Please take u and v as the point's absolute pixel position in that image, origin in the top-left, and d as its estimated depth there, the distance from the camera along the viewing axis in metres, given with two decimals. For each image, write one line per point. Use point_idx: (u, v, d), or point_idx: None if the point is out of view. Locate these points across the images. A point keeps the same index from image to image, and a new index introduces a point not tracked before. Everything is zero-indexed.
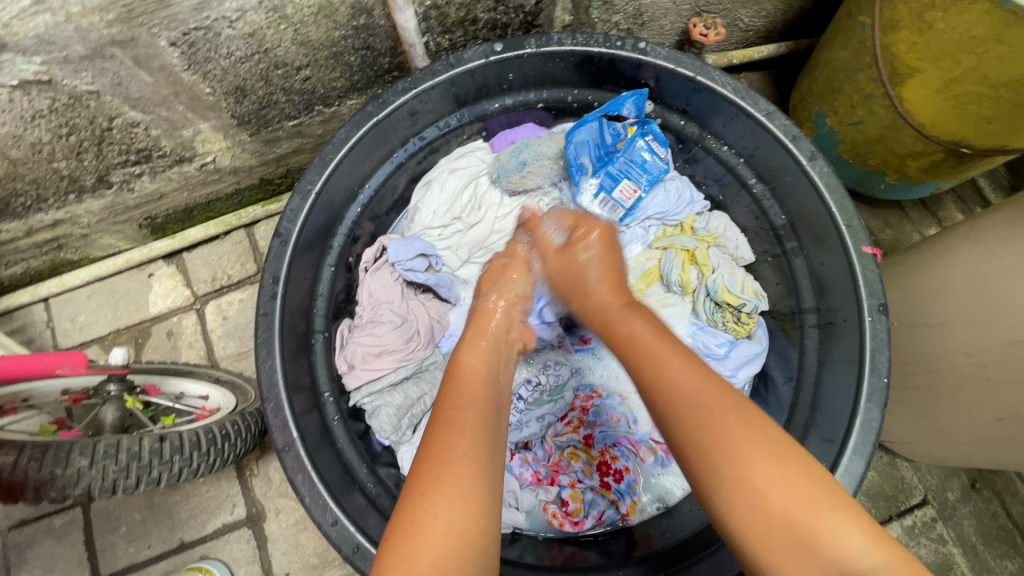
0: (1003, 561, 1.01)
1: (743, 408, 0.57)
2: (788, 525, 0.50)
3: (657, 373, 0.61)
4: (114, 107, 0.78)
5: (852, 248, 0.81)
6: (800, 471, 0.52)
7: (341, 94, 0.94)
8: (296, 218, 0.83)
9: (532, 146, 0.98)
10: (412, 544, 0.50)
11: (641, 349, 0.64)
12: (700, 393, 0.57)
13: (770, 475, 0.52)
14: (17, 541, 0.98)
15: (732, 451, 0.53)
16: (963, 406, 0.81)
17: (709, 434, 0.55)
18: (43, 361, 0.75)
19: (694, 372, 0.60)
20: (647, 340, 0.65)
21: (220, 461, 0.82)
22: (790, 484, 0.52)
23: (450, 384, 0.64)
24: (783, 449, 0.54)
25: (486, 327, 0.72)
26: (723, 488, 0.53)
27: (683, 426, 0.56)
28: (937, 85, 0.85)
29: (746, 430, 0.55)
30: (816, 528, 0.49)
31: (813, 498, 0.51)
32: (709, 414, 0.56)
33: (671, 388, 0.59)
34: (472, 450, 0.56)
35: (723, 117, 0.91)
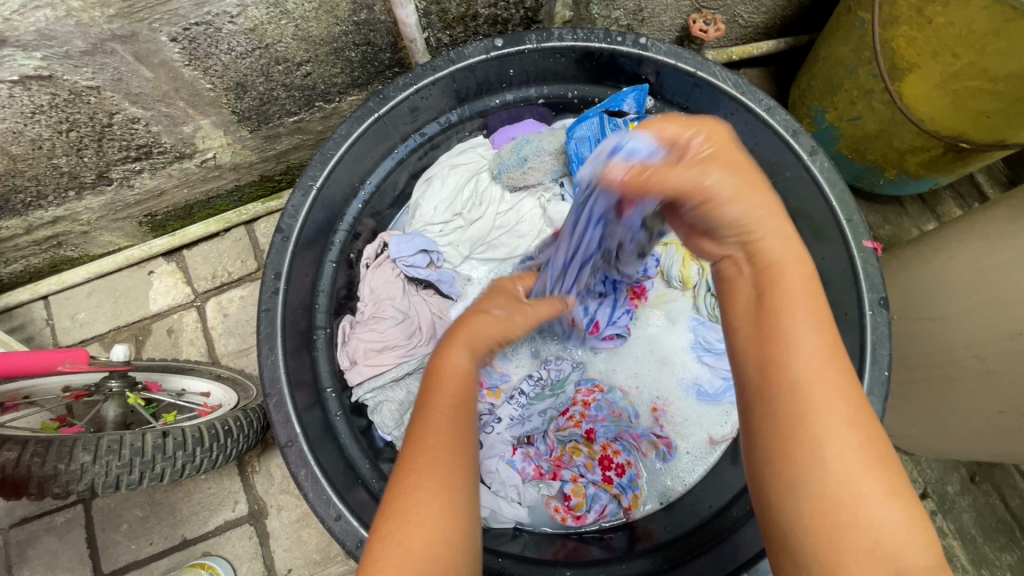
0: (1003, 553, 1.02)
1: (862, 405, 0.49)
2: (874, 535, 0.45)
3: (784, 348, 0.51)
4: (114, 102, 0.78)
5: (853, 243, 0.81)
6: (897, 486, 0.47)
7: (341, 90, 0.94)
8: (298, 214, 0.83)
9: (533, 141, 0.98)
10: (405, 530, 0.49)
11: (772, 314, 0.52)
12: (829, 383, 0.49)
13: (868, 483, 0.46)
14: (19, 539, 0.98)
15: (839, 450, 0.47)
16: (962, 399, 0.82)
17: (820, 429, 0.48)
18: (45, 358, 0.75)
19: (824, 363, 0.50)
20: (787, 306, 0.52)
21: (223, 457, 0.82)
22: (889, 498, 0.46)
23: (431, 383, 0.59)
24: (885, 459, 0.48)
25: (471, 309, 0.66)
26: (813, 482, 0.47)
27: (796, 409, 0.49)
28: (936, 81, 0.85)
29: (862, 433, 0.48)
30: (900, 545, 0.45)
31: (904, 515, 0.46)
32: (828, 407, 0.48)
33: (795, 375, 0.50)
34: (455, 433, 0.54)
35: (723, 113, 0.92)
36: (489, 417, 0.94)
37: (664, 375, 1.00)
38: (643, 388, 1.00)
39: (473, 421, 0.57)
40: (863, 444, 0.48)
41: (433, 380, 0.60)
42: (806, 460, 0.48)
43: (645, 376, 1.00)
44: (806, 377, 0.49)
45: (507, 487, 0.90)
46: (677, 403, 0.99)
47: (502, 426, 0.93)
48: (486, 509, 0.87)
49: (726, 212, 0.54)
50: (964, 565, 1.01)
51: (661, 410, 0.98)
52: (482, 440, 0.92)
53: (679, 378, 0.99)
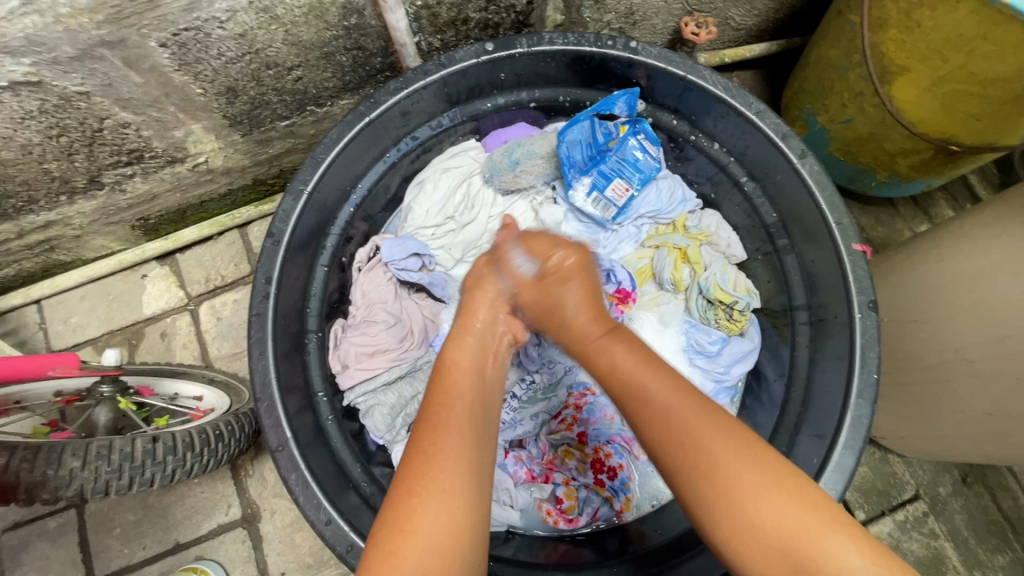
0: (995, 555, 1.02)
1: (724, 426, 0.57)
2: (781, 542, 0.51)
3: (641, 406, 0.60)
4: (104, 107, 0.78)
5: (842, 246, 0.81)
6: (789, 489, 0.54)
7: (333, 94, 0.94)
8: (289, 218, 0.83)
9: (525, 145, 0.98)
10: (400, 542, 0.51)
11: (623, 378, 0.62)
12: (688, 415, 0.57)
13: (756, 496, 0.53)
14: (12, 543, 0.98)
15: (724, 471, 0.54)
16: (952, 401, 0.82)
17: (700, 458, 0.55)
18: (34, 363, 0.75)
19: (687, 408, 0.58)
20: (631, 371, 0.62)
21: (214, 461, 0.82)
22: (781, 498, 0.53)
23: (440, 381, 0.63)
24: (772, 467, 0.55)
25: (471, 319, 0.69)
26: (717, 512, 0.54)
27: (674, 455, 0.56)
28: (925, 83, 0.86)
29: (737, 451, 0.55)
30: (811, 544, 0.51)
31: (803, 514, 0.52)
32: (709, 445, 0.56)
33: (663, 420, 0.58)
34: (454, 449, 0.56)
35: (713, 116, 0.92)
36: None
37: None
38: None
39: (484, 434, 0.60)
40: (745, 460, 0.55)
41: (436, 392, 0.62)
42: (701, 493, 0.54)
43: None
44: (679, 417, 0.58)
45: (499, 490, 0.90)
46: None
47: None
48: None
49: (565, 289, 0.71)
50: (956, 567, 1.01)
51: None
52: None
53: None
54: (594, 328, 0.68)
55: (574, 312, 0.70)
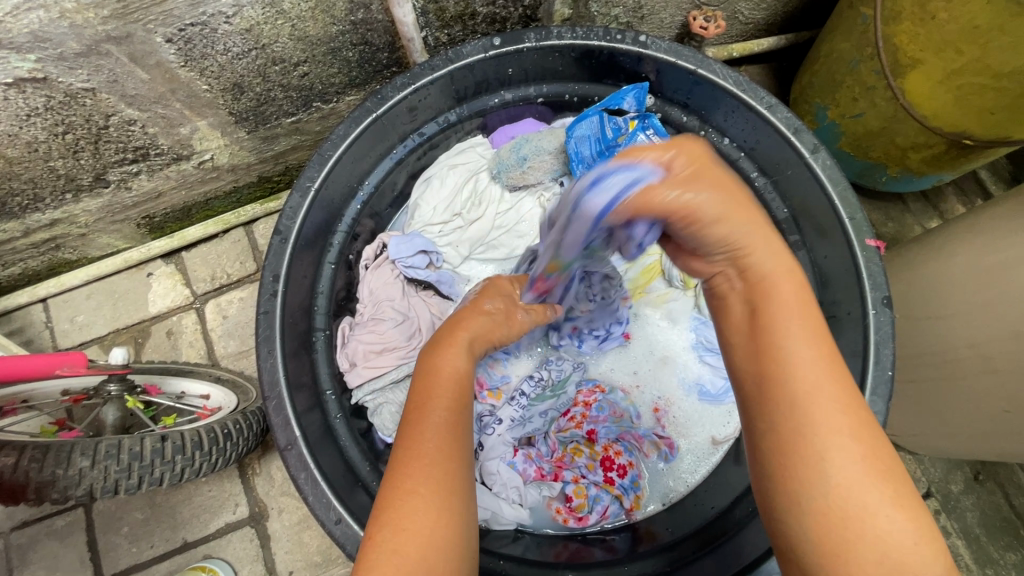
0: (1007, 552, 1.01)
1: (857, 406, 0.50)
2: (876, 545, 0.45)
3: (780, 350, 0.51)
4: (110, 104, 0.78)
5: (855, 242, 0.80)
6: (897, 490, 0.47)
7: (339, 90, 0.94)
8: (296, 215, 0.82)
9: (532, 141, 0.97)
10: (387, 544, 0.49)
11: (768, 322, 0.53)
12: (827, 383, 0.50)
13: (863, 491, 0.46)
14: (20, 542, 0.98)
15: (836, 453, 0.47)
16: (967, 397, 0.81)
17: (817, 438, 0.48)
18: (43, 362, 0.74)
19: (830, 377, 0.50)
20: (785, 307, 0.53)
21: (222, 460, 0.82)
22: (889, 504, 0.46)
23: (421, 385, 0.62)
24: (886, 467, 0.48)
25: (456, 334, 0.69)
26: (809, 493, 0.48)
27: (787, 415, 0.50)
28: (939, 77, 0.85)
29: (862, 440, 0.48)
30: (902, 555, 0.45)
31: (904, 518, 0.46)
32: (829, 420, 0.48)
33: (797, 383, 0.50)
34: (441, 447, 0.55)
35: (723, 111, 0.91)
36: (490, 419, 0.93)
37: (666, 373, 0.99)
38: (644, 388, 0.99)
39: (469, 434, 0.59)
40: (862, 452, 0.48)
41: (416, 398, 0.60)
42: (799, 463, 0.48)
43: (647, 376, 1.00)
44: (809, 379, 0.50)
45: (509, 489, 0.89)
46: (680, 403, 0.98)
47: (502, 427, 0.92)
48: (488, 511, 0.86)
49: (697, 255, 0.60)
50: (968, 564, 1.00)
51: (662, 410, 0.98)
52: (483, 441, 0.92)
53: (681, 376, 0.99)
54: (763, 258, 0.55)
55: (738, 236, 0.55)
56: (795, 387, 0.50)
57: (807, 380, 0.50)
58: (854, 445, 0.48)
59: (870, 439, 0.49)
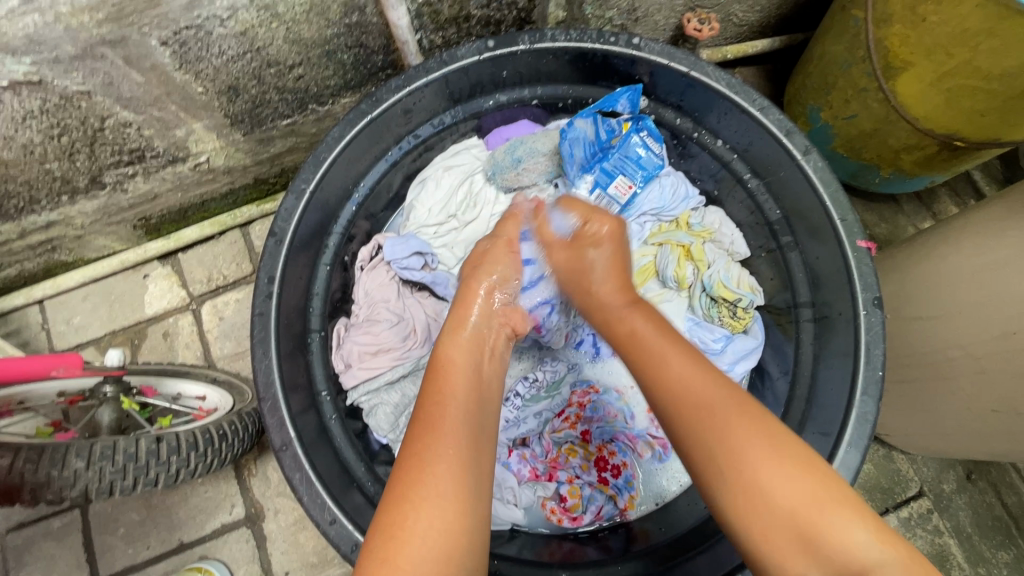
0: (999, 551, 1.02)
1: (737, 396, 0.58)
2: (800, 532, 0.50)
3: (656, 370, 0.61)
4: (105, 107, 0.78)
5: (847, 243, 0.81)
6: (801, 466, 0.53)
7: (334, 93, 0.94)
8: (291, 217, 0.83)
9: (528, 142, 0.98)
10: (394, 549, 0.50)
11: (642, 347, 0.65)
12: (704, 387, 0.58)
13: (770, 474, 0.53)
14: (16, 543, 0.98)
15: (735, 449, 0.54)
16: (957, 397, 0.82)
17: (712, 433, 0.56)
18: (38, 364, 0.75)
19: (714, 382, 0.59)
20: (649, 338, 0.65)
21: (217, 461, 0.82)
22: (789, 479, 0.52)
23: (433, 384, 0.63)
24: (782, 444, 0.55)
25: (466, 316, 0.70)
26: (740, 504, 0.53)
27: (693, 432, 0.57)
28: (929, 79, 0.85)
29: (758, 436, 0.55)
30: (826, 529, 0.50)
31: (811, 487, 0.52)
32: (720, 415, 0.56)
33: (671, 386, 0.59)
34: (449, 449, 0.56)
35: (717, 113, 0.91)
36: None
37: None
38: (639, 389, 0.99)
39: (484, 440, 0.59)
40: (758, 436, 0.55)
41: (429, 393, 0.62)
42: (713, 465, 0.55)
43: None
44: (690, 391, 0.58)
45: (503, 489, 0.90)
46: None
47: None
48: None
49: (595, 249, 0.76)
50: (960, 563, 1.01)
51: None
52: None
53: None
54: (617, 298, 0.72)
55: (600, 282, 0.74)
56: (683, 401, 0.58)
57: (688, 390, 0.58)
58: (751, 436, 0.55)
59: (765, 428, 0.56)
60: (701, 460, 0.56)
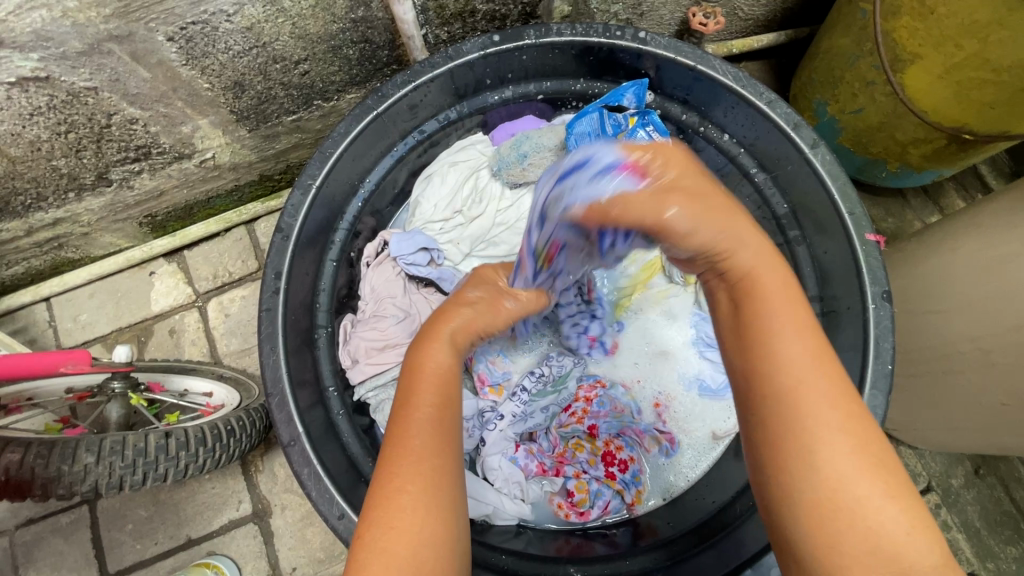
0: (1008, 546, 1.02)
1: (847, 397, 0.50)
2: (875, 546, 0.45)
3: (773, 349, 0.51)
4: (112, 103, 0.78)
5: (855, 237, 0.80)
6: (894, 485, 0.47)
7: (340, 88, 0.94)
8: (298, 213, 0.83)
9: (533, 138, 0.97)
10: (391, 539, 0.50)
11: (756, 311, 0.53)
12: (816, 378, 0.50)
13: (861, 485, 0.47)
14: (25, 539, 0.99)
15: (831, 454, 0.47)
16: (967, 391, 0.81)
17: (808, 437, 0.48)
18: (48, 359, 0.75)
19: (826, 380, 0.50)
20: (783, 308, 0.53)
21: (226, 456, 0.82)
22: (883, 493, 0.47)
23: (411, 381, 0.61)
24: (880, 458, 0.48)
25: (439, 328, 0.66)
26: (811, 501, 0.47)
27: (785, 425, 0.49)
28: (938, 72, 0.85)
29: (852, 433, 0.48)
30: (896, 544, 0.45)
31: (902, 510, 0.47)
32: (819, 412, 0.49)
33: (780, 367, 0.50)
34: (433, 446, 0.55)
35: (723, 107, 0.91)
36: (492, 414, 0.93)
37: (667, 370, 0.99)
38: (645, 383, 0.99)
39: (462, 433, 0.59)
40: (855, 448, 0.48)
41: (407, 392, 0.60)
42: (799, 458, 0.48)
43: (648, 371, 1.00)
44: (799, 374, 0.50)
45: (510, 484, 0.89)
46: (681, 398, 0.98)
47: (504, 423, 0.92)
48: (489, 505, 0.86)
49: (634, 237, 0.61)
50: (969, 558, 1.01)
51: (663, 406, 0.98)
52: (484, 437, 0.92)
53: (682, 371, 0.99)
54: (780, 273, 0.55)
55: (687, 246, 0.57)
56: (794, 386, 0.50)
57: (797, 374, 0.50)
58: (842, 432, 0.48)
59: (860, 423, 0.49)
60: (777, 439, 0.50)
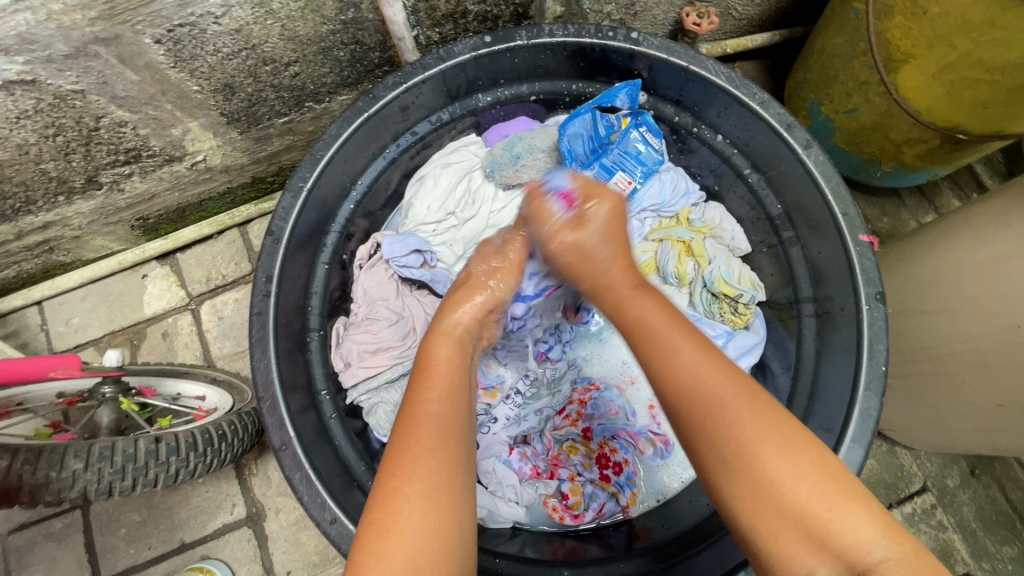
0: (1004, 546, 1.02)
1: (752, 393, 0.55)
2: (808, 527, 0.48)
3: (665, 365, 0.57)
4: (100, 106, 0.77)
5: (848, 237, 0.80)
6: (825, 473, 0.50)
7: (331, 90, 0.94)
8: (289, 216, 0.82)
9: (526, 139, 0.97)
10: (386, 542, 0.49)
11: (647, 333, 0.60)
12: (716, 381, 0.55)
13: (781, 471, 0.50)
14: (18, 544, 0.98)
15: (747, 448, 0.51)
16: (961, 391, 0.81)
17: (723, 436, 0.52)
18: (37, 365, 0.74)
19: (731, 382, 0.55)
20: (658, 326, 0.60)
21: (217, 461, 0.82)
22: (807, 478, 0.50)
23: (417, 378, 0.61)
24: (805, 445, 0.52)
25: (454, 317, 0.69)
26: (747, 493, 0.51)
27: (706, 431, 0.53)
28: (932, 71, 0.84)
29: (764, 423, 0.52)
30: (831, 524, 0.48)
31: (829, 489, 0.50)
32: (725, 408, 0.53)
33: (680, 378, 0.56)
34: (433, 445, 0.54)
35: (717, 107, 0.91)
36: (486, 417, 0.94)
37: None
38: (640, 386, 0.99)
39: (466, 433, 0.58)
40: (772, 434, 0.52)
41: (415, 390, 0.60)
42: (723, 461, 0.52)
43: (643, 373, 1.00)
44: (701, 382, 0.55)
45: (504, 487, 0.89)
46: None
47: (498, 426, 0.93)
48: (483, 509, 0.86)
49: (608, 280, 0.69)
50: (964, 558, 1.00)
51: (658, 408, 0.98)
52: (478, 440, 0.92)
53: None
54: (624, 280, 0.66)
55: (607, 261, 0.68)
56: (696, 395, 0.54)
57: (698, 383, 0.55)
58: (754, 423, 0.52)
59: (768, 412, 0.53)
60: (705, 445, 0.53)
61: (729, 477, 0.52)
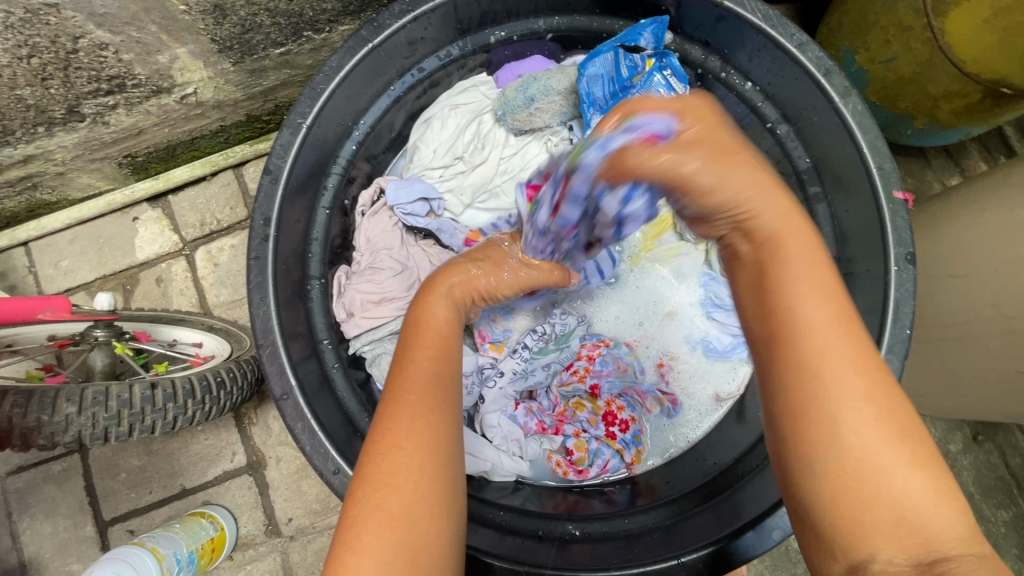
0: (999, 510, 1.03)
1: (870, 374, 0.45)
2: (903, 518, 0.41)
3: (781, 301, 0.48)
4: (77, 24, 0.70)
5: (882, 193, 0.75)
6: (935, 472, 0.42)
7: (332, 19, 0.86)
8: (287, 154, 0.77)
9: (541, 79, 0.90)
10: (373, 492, 0.50)
11: (763, 275, 0.50)
12: (824, 331, 0.46)
13: (880, 450, 0.42)
14: (18, 486, 0.98)
15: (853, 424, 0.43)
16: (979, 355, 0.79)
17: (822, 404, 0.44)
18: (24, 306, 0.71)
19: (830, 305, 0.47)
20: (780, 265, 0.50)
21: (216, 409, 0.79)
22: (912, 469, 0.42)
23: (407, 338, 0.63)
24: (911, 436, 0.43)
25: (444, 280, 0.71)
26: (823, 468, 0.43)
27: (792, 381, 0.45)
28: (985, 16, 0.79)
29: (868, 396, 0.44)
30: (922, 518, 0.41)
31: (942, 501, 0.41)
32: (825, 378, 0.44)
33: (789, 326, 0.47)
34: (421, 395, 0.55)
35: (749, 50, 0.84)
36: (492, 371, 0.91)
37: (672, 330, 0.98)
38: (649, 343, 0.98)
39: (454, 392, 0.58)
40: (875, 420, 0.43)
41: (403, 348, 0.62)
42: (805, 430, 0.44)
43: (652, 331, 0.98)
44: (802, 337, 0.46)
45: (509, 441, 0.88)
46: (684, 359, 0.97)
47: (504, 380, 0.91)
48: (488, 463, 0.85)
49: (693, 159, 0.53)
50: None
51: (666, 366, 0.97)
52: (483, 395, 0.90)
53: (686, 331, 0.97)
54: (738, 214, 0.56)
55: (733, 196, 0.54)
56: (802, 354, 0.45)
57: (795, 337, 0.46)
58: (863, 399, 0.44)
59: (878, 393, 0.44)
60: (786, 415, 0.46)
61: (801, 437, 0.45)
